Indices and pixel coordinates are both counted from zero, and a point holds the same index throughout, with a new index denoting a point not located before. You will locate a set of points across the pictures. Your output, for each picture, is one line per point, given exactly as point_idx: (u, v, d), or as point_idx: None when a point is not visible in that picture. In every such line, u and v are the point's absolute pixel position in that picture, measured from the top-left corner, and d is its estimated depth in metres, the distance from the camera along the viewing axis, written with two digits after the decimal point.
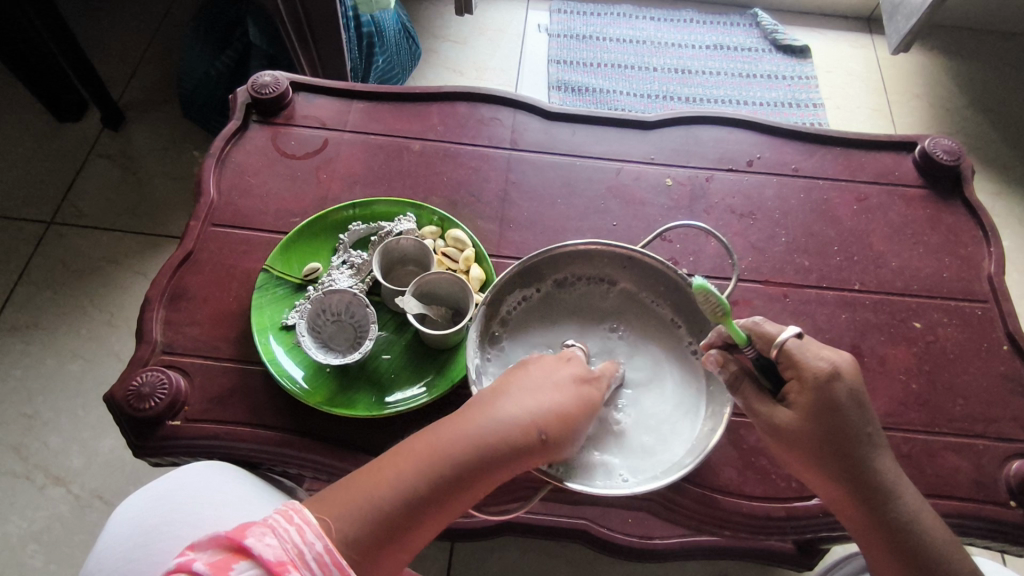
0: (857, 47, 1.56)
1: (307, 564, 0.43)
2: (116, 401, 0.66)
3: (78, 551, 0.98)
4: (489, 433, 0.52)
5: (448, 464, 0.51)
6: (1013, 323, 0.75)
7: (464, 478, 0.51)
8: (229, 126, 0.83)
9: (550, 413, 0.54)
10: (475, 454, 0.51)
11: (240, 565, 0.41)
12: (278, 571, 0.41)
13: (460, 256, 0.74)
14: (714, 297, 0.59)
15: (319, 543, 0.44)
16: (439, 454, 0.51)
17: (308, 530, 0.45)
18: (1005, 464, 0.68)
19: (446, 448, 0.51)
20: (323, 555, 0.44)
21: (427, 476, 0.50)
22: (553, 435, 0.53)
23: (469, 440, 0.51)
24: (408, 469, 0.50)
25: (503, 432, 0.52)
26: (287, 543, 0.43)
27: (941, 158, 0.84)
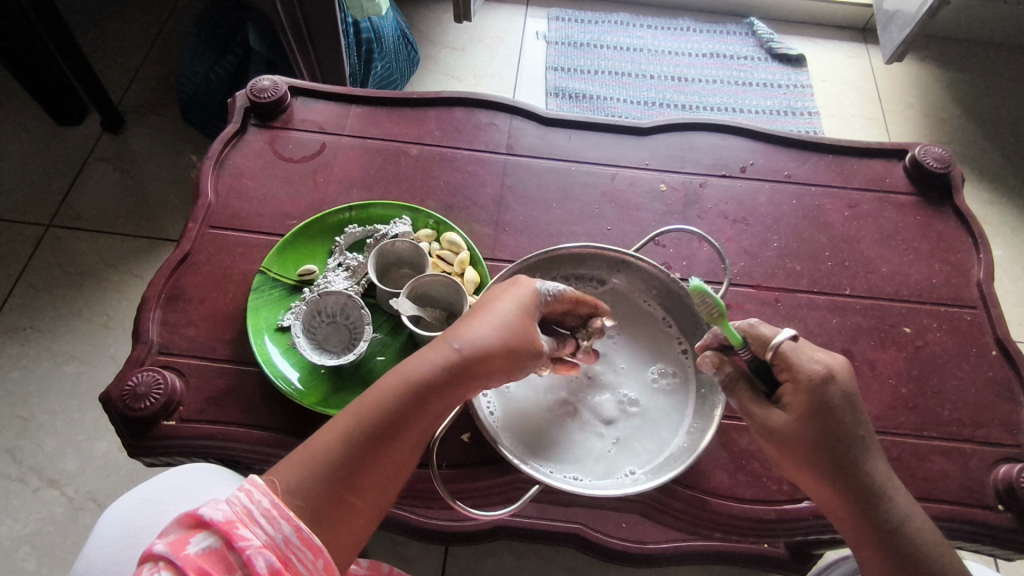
0: (852, 57, 1.58)
1: (257, 520, 0.47)
2: (111, 401, 0.66)
3: (72, 553, 0.98)
4: (414, 366, 0.54)
5: (384, 404, 0.53)
6: (1002, 330, 0.76)
7: (399, 412, 0.53)
8: (227, 129, 0.84)
9: (476, 341, 0.55)
10: (404, 388, 0.54)
11: (197, 537, 0.45)
12: (229, 530, 0.45)
13: (455, 259, 0.75)
14: (711, 299, 0.62)
15: (265, 500, 0.48)
16: (374, 394, 0.54)
17: (253, 490, 0.48)
18: (993, 468, 0.68)
19: (381, 387, 0.54)
20: (271, 509, 0.47)
21: (366, 417, 0.53)
22: (466, 347, 0.55)
23: (399, 376, 0.54)
24: (348, 413, 0.53)
25: (420, 360, 0.55)
26: (236, 506, 0.47)
27: (931, 165, 0.85)
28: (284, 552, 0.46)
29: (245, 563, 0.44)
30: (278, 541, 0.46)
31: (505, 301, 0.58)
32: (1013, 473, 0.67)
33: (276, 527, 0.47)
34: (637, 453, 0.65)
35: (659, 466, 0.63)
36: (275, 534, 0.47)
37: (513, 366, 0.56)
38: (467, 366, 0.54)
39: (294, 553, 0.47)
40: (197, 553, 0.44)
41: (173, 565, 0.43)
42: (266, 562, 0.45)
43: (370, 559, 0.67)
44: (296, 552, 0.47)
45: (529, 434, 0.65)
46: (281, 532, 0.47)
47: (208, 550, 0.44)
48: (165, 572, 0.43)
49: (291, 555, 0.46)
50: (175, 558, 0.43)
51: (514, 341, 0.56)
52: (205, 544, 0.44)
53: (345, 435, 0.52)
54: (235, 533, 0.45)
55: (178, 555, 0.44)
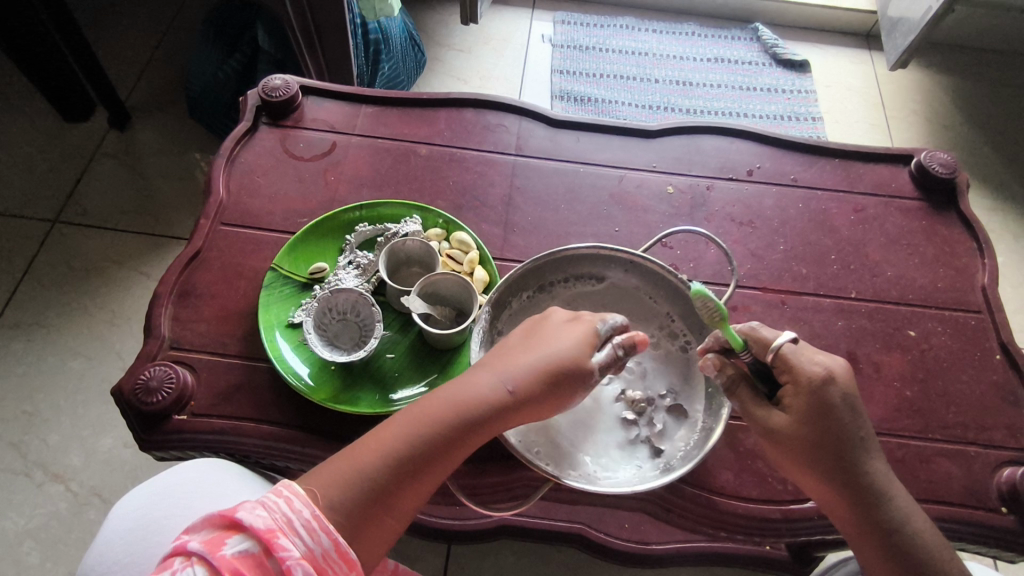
0: (856, 63, 1.59)
1: (297, 530, 0.46)
2: (124, 395, 0.67)
3: (76, 547, 0.99)
4: (465, 394, 0.55)
5: (432, 428, 0.54)
6: (1006, 334, 0.76)
7: (446, 436, 0.54)
8: (239, 127, 0.85)
9: (533, 384, 0.56)
10: (454, 413, 0.54)
11: (234, 538, 0.45)
12: (269, 539, 0.45)
13: (464, 258, 0.76)
14: (711, 303, 0.62)
15: (306, 510, 0.47)
16: (424, 415, 0.54)
17: (294, 498, 0.48)
18: (997, 471, 0.69)
19: (430, 409, 0.55)
20: (311, 521, 0.47)
21: (414, 438, 0.53)
22: (522, 390, 0.56)
23: (450, 401, 0.55)
24: (396, 431, 0.54)
25: (474, 390, 0.55)
26: (276, 513, 0.46)
27: (936, 171, 0.85)
28: (320, 564, 0.46)
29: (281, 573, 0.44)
30: (316, 554, 0.46)
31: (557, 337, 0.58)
32: (1016, 475, 0.67)
33: (315, 539, 0.47)
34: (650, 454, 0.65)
35: (668, 468, 0.64)
36: (314, 546, 0.46)
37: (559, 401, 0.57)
38: (516, 400, 0.56)
39: (330, 566, 0.46)
40: (234, 555, 0.44)
41: (207, 564, 0.44)
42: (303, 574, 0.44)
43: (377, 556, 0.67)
44: (332, 566, 0.46)
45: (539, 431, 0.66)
46: (320, 544, 0.47)
47: (245, 554, 0.44)
48: (199, 568, 0.44)
49: (328, 568, 0.46)
50: (211, 558, 0.44)
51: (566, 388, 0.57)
52: (242, 547, 0.44)
53: (392, 455, 0.53)
54: (275, 542, 0.45)
55: (212, 556, 0.44)
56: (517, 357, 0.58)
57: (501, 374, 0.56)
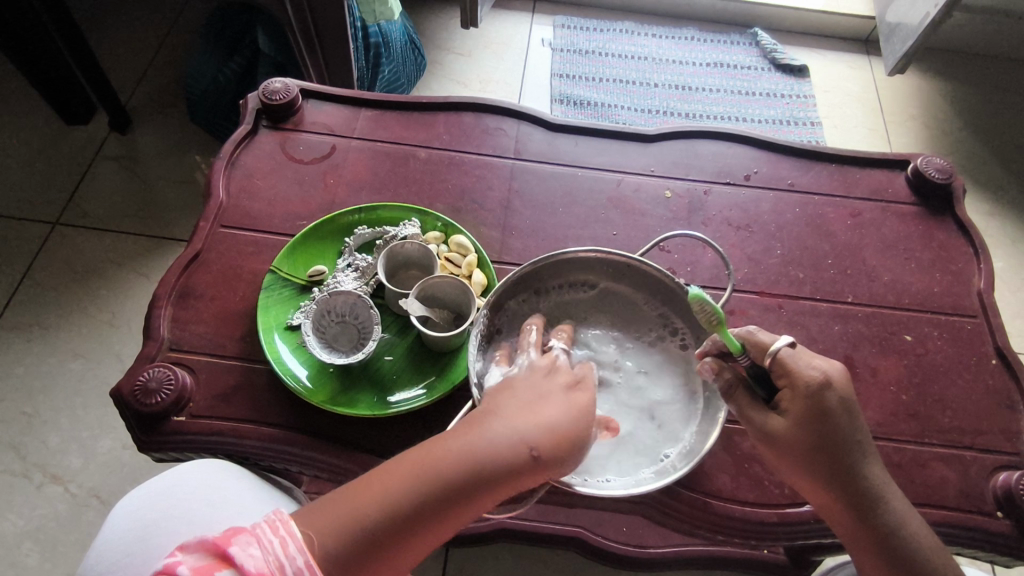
0: (855, 68, 1.59)
1: None
2: (122, 396, 0.67)
3: (75, 549, 0.99)
4: (479, 448, 0.50)
5: (441, 480, 0.49)
6: (1002, 339, 0.77)
7: (451, 493, 0.49)
8: (239, 130, 0.85)
9: (550, 441, 0.51)
10: (464, 465, 0.49)
11: (222, 573, 0.43)
12: None
13: (463, 261, 0.76)
14: (709, 306, 0.62)
15: (300, 557, 0.45)
16: (433, 464, 0.49)
17: (292, 541, 0.45)
18: (993, 475, 0.69)
19: (438, 458, 0.50)
20: (302, 569, 0.44)
21: (418, 489, 0.49)
22: (541, 452, 0.51)
23: (460, 452, 0.50)
24: (397, 479, 0.49)
25: (491, 444, 0.50)
26: (269, 555, 0.44)
27: (933, 176, 0.86)
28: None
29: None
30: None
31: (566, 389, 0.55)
32: (1012, 480, 0.67)
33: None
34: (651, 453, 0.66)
35: (670, 466, 0.64)
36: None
37: (571, 461, 0.53)
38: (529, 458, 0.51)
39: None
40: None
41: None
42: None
43: None
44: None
45: None
46: None
47: None
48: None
49: None
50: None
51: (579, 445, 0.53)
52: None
53: (390, 504, 0.48)
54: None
55: None
56: (536, 411, 0.53)
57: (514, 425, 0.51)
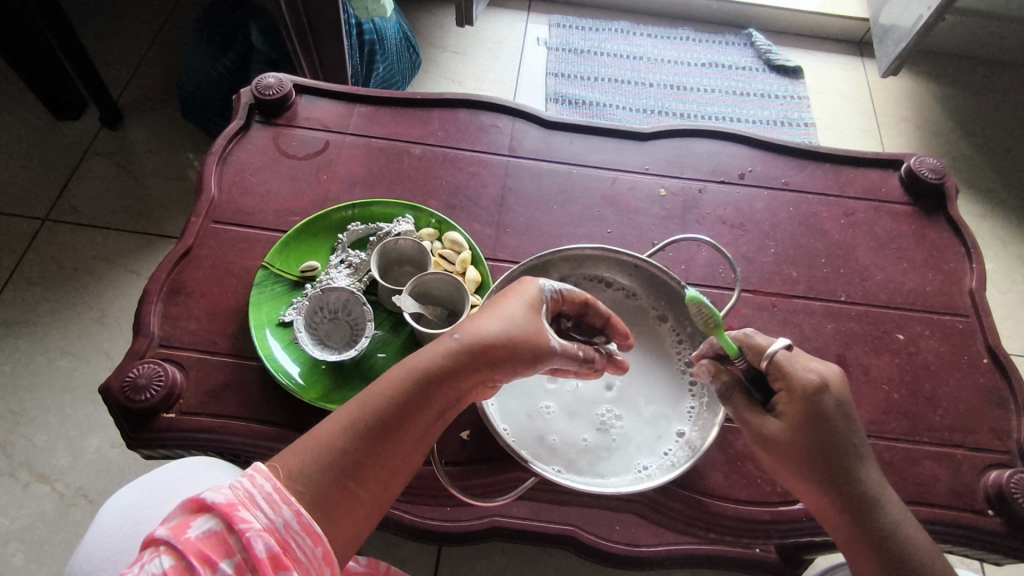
0: (848, 70, 1.60)
1: (259, 503, 0.46)
2: (111, 392, 0.67)
3: (62, 549, 0.98)
4: (423, 357, 0.55)
5: (389, 392, 0.54)
6: (993, 338, 0.77)
7: (401, 402, 0.53)
8: (231, 126, 0.85)
9: (480, 334, 0.56)
10: (410, 376, 0.54)
11: (199, 520, 0.45)
12: (230, 513, 0.45)
13: (456, 258, 0.76)
14: (707, 309, 0.62)
15: (268, 485, 0.48)
16: (380, 384, 0.54)
17: (256, 474, 0.48)
18: (983, 474, 0.69)
19: (387, 377, 0.55)
20: (272, 493, 0.47)
21: (372, 406, 0.53)
22: (472, 343, 0.55)
23: (406, 366, 0.55)
24: (351, 405, 0.54)
25: (427, 352, 0.55)
26: (238, 490, 0.47)
27: (925, 176, 0.86)
28: (283, 536, 0.46)
29: (244, 547, 0.44)
30: (278, 526, 0.46)
31: (513, 301, 0.59)
32: (1002, 478, 0.68)
33: (277, 511, 0.47)
34: (627, 463, 0.65)
35: (645, 477, 0.64)
36: (276, 518, 0.47)
37: (515, 351, 0.56)
38: (472, 358, 0.55)
39: (293, 539, 0.47)
40: (198, 537, 0.44)
41: (174, 550, 0.43)
42: (265, 546, 0.44)
43: (368, 557, 0.68)
44: (296, 538, 0.47)
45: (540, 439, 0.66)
46: (282, 516, 0.47)
47: (209, 534, 0.44)
48: (166, 556, 0.43)
49: (291, 540, 0.46)
50: (176, 542, 0.43)
51: (518, 337, 0.57)
52: (207, 527, 0.44)
53: (348, 424, 0.53)
54: (236, 516, 0.45)
55: (178, 539, 0.44)
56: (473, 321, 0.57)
57: (460, 334, 0.56)
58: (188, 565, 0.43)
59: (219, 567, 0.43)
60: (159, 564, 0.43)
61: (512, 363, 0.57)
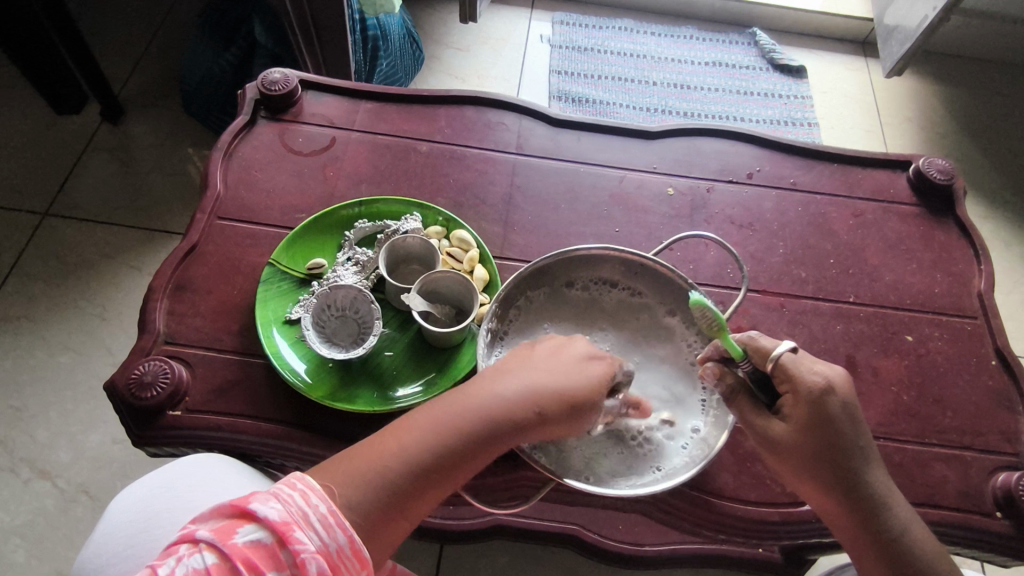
0: (852, 70, 1.60)
1: (312, 524, 0.46)
2: (117, 389, 0.66)
3: (63, 545, 0.97)
4: (495, 410, 0.55)
5: (455, 437, 0.54)
6: (1002, 340, 0.77)
7: (464, 451, 0.54)
8: (237, 121, 0.84)
9: (556, 399, 0.55)
10: (479, 427, 0.54)
11: (247, 528, 0.44)
12: (284, 531, 0.44)
13: (464, 256, 0.76)
14: (711, 312, 0.62)
15: (323, 505, 0.47)
16: (440, 426, 0.54)
17: (311, 493, 0.48)
18: (992, 476, 0.69)
19: (452, 421, 0.54)
20: (327, 516, 0.47)
21: (434, 445, 0.53)
22: (547, 410, 0.55)
23: (475, 415, 0.54)
24: (412, 438, 0.53)
25: (500, 404, 0.55)
26: (292, 506, 0.46)
27: (934, 177, 0.86)
28: (334, 559, 0.46)
29: (295, 565, 0.44)
30: (331, 549, 0.46)
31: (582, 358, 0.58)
32: (1011, 480, 0.67)
33: (331, 534, 0.46)
34: (643, 463, 0.65)
35: (659, 479, 0.63)
36: (329, 541, 0.46)
37: (581, 420, 0.57)
38: (541, 422, 0.55)
39: (344, 563, 0.46)
40: (246, 544, 0.44)
41: (219, 550, 0.43)
42: (318, 568, 0.44)
43: None
44: (346, 563, 0.46)
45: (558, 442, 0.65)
46: (335, 540, 0.46)
47: (257, 544, 0.44)
48: (209, 553, 0.43)
49: (341, 564, 0.46)
50: (222, 546, 0.43)
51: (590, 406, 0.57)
52: (256, 537, 0.44)
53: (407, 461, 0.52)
54: (290, 535, 0.44)
55: (224, 542, 0.43)
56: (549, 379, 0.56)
57: (522, 381, 0.56)
58: (233, 570, 0.43)
59: None
60: (202, 561, 0.43)
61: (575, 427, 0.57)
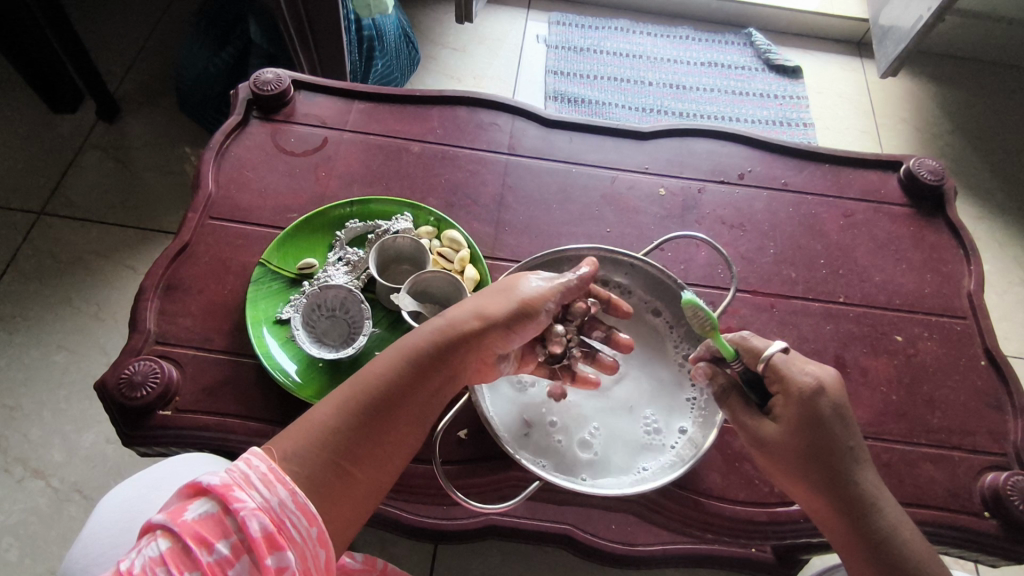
0: (847, 70, 1.60)
1: (254, 484, 0.46)
2: (107, 389, 0.66)
3: (56, 545, 0.97)
4: (417, 336, 0.56)
5: (385, 370, 0.54)
6: (991, 340, 0.77)
7: (395, 381, 0.54)
8: (229, 121, 0.84)
9: (471, 310, 0.58)
10: (405, 355, 0.55)
11: (195, 503, 0.44)
12: (226, 493, 0.44)
13: (455, 256, 0.75)
14: (702, 312, 0.63)
15: (263, 465, 0.47)
16: (375, 363, 0.55)
17: (252, 457, 0.48)
18: (980, 476, 0.69)
19: (381, 358, 0.55)
20: (267, 474, 0.47)
21: (368, 386, 0.54)
22: (463, 319, 0.57)
23: (400, 347, 0.56)
24: (347, 385, 0.54)
25: (421, 331, 0.57)
26: (233, 471, 0.46)
27: (925, 177, 0.86)
28: (278, 516, 0.46)
29: (240, 527, 0.43)
30: (273, 505, 0.46)
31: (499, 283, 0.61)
32: (999, 480, 0.68)
33: (272, 491, 0.46)
34: (625, 463, 0.65)
35: (645, 478, 0.64)
36: (270, 497, 0.46)
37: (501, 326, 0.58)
38: (463, 331, 0.57)
39: (289, 518, 0.46)
40: (194, 519, 0.43)
41: (170, 533, 0.43)
42: (260, 525, 0.44)
43: (365, 554, 0.68)
44: (291, 517, 0.46)
45: (546, 443, 0.66)
46: (276, 495, 0.46)
47: (205, 516, 0.44)
48: (162, 540, 0.43)
49: (286, 519, 0.46)
50: (173, 525, 0.43)
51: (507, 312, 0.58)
52: (203, 509, 0.44)
53: (344, 404, 0.53)
54: (231, 496, 0.44)
55: (174, 522, 0.43)
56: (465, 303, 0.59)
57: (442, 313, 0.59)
58: (185, 547, 0.42)
59: (217, 547, 0.43)
60: (156, 548, 0.42)
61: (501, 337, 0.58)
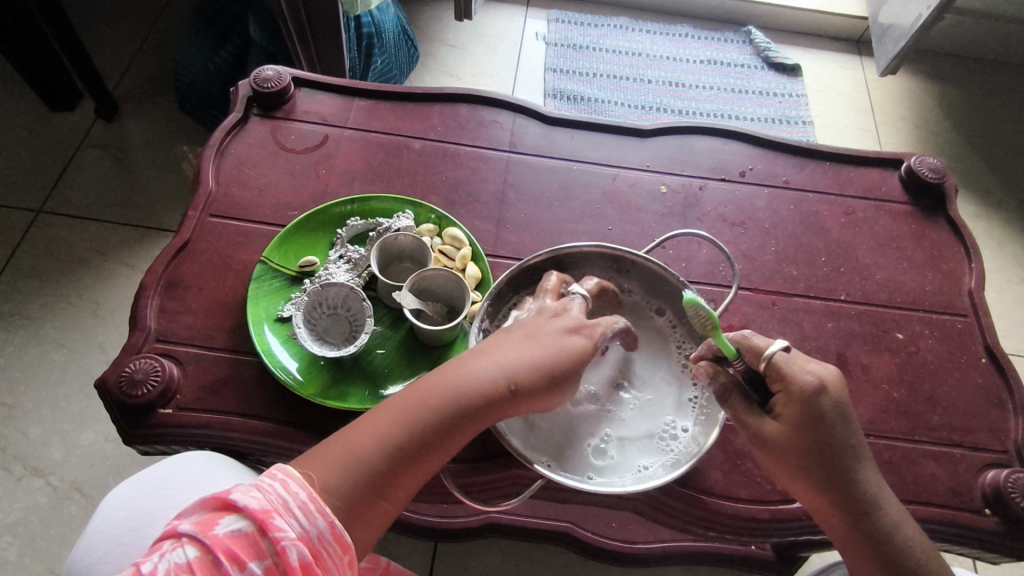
0: (847, 68, 1.60)
1: (293, 511, 0.46)
2: (108, 387, 0.66)
3: (56, 543, 0.97)
4: (470, 381, 0.55)
5: (433, 412, 0.54)
6: (992, 338, 0.77)
7: (442, 426, 0.54)
8: (229, 118, 0.84)
9: (529, 364, 0.56)
10: (455, 400, 0.54)
11: (227, 518, 0.44)
12: (264, 518, 0.44)
13: (456, 254, 0.76)
14: (703, 311, 0.62)
15: (302, 493, 0.47)
16: (421, 404, 0.54)
17: (291, 480, 0.47)
18: (981, 473, 0.70)
19: (429, 397, 0.54)
20: (307, 502, 0.47)
21: (412, 424, 0.53)
22: (520, 371, 0.56)
23: (451, 388, 0.55)
24: (390, 417, 0.53)
25: (475, 376, 0.55)
26: (271, 495, 0.46)
27: (926, 175, 0.86)
28: (316, 546, 0.46)
29: (277, 553, 0.44)
30: (312, 535, 0.46)
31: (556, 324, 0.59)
32: (1000, 477, 0.68)
33: (311, 521, 0.46)
34: (628, 463, 0.65)
35: (645, 476, 0.63)
36: (309, 527, 0.46)
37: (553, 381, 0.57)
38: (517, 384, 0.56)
39: (325, 548, 0.46)
40: (227, 535, 0.43)
41: (200, 544, 0.43)
42: (299, 555, 0.44)
43: (369, 554, 0.68)
44: (327, 548, 0.46)
45: (547, 439, 0.66)
46: (315, 526, 0.46)
47: (238, 534, 0.44)
48: (191, 548, 0.43)
49: (323, 549, 0.46)
50: (203, 537, 0.43)
51: (564, 365, 0.58)
52: (237, 527, 0.44)
53: (389, 439, 0.52)
54: (270, 523, 0.44)
55: (206, 535, 0.43)
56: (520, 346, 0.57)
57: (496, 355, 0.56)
58: (215, 561, 0.43)
59: (249, 567, 0.43)
60: (184, 555, 0.43)
61: (551, 389, 0.58)
